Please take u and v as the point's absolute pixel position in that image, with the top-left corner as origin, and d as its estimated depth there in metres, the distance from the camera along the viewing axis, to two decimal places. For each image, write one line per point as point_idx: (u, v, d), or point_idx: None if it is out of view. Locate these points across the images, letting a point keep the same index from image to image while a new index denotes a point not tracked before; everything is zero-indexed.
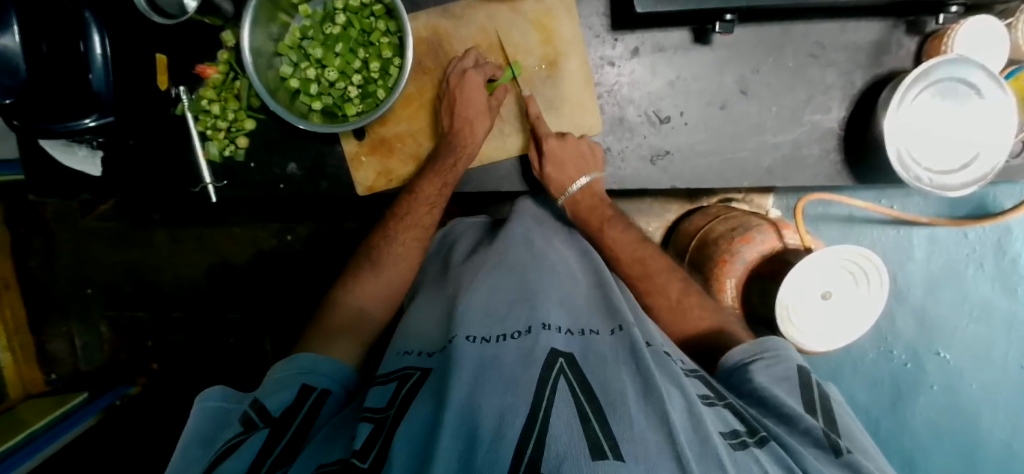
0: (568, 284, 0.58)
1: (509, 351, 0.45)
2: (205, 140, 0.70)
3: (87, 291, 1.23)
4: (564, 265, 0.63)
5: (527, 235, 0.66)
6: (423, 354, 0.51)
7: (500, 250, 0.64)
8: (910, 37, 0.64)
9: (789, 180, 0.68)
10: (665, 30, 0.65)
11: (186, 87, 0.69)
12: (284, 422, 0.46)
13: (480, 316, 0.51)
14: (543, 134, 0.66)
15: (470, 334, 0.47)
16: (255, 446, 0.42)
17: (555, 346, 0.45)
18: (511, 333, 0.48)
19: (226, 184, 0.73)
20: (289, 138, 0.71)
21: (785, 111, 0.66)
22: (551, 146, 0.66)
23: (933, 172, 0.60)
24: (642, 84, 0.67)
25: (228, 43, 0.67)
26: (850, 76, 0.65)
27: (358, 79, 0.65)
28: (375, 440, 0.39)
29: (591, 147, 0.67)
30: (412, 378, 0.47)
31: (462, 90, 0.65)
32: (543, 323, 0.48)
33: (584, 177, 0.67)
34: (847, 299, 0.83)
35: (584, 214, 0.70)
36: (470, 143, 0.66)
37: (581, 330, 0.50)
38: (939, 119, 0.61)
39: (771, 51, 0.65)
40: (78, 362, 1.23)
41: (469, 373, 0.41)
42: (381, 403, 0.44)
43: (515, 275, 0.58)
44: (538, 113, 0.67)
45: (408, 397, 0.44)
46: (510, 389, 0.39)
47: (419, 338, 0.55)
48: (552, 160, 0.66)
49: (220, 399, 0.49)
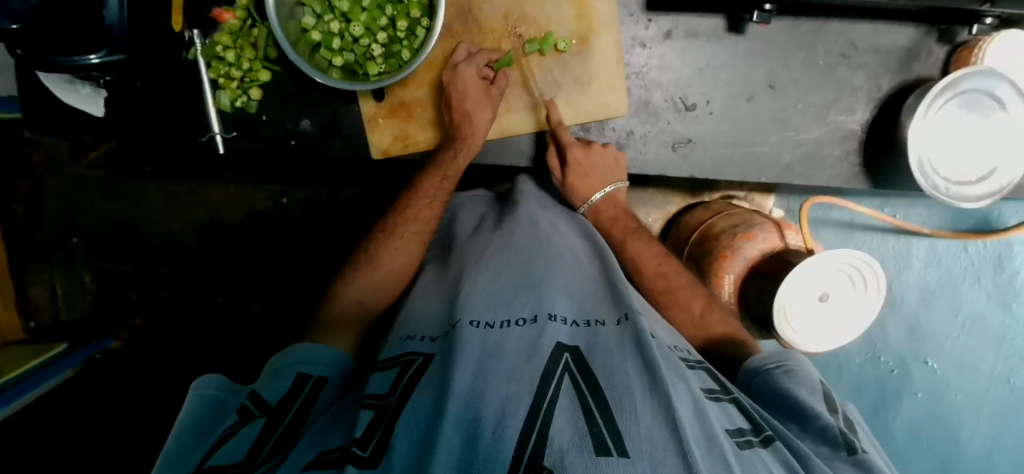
0: (577, 276, 0.58)
1: (513, 338, 0.44)
2: (217, 88, 0.68)
3: (73, 240, 1.19)
4: (570, 252, 0.62)
5: (533, 219, 0.65)
6: (427, 339, 0.50)
7: (506, 231, 0.63)
8: (940, 45, 0.64)
9: (806, 179, 0.68)
10: (700, 15, 0.64)
11: (200, 31, 0.65)
12: (281, 411, 0.45)
13: (488, 302, 0.50)
14: (566, 142, 0.66)
15: (474, 319, 0.47)
16: (249, 438, 0.41)
17: (561, 340, 0.45)
18: (517, 320, 0.47)
19: (234, 135, 0.71)
20: (304, 92, 0.69)
21: (810, 109, 0.66)
22: (575, 156, 0.66)
23: (950, 182, 0.61)
24: (671, 69, 0.66)
25: None
26: (878, 79, 0.65)
27: (383, 37, 0.63)
28: (376, 428, 0.38)
29: (612, 158, 0.67)
30: (415, 364, 0.46)
31: (455, 84, 0.64)
32: (549, 313, 0.48)
33: (606, 188, 0.68)
34: (840, 303, 0.85)
35: (606, 225, 0.71)
36: (472, 134, 0.65)
37: (586, 322, 0.50)
38: (961, 129, 0.61)
39: (803, 47, 0.64)
40: (59, 312, 1.21)
41: (472, 358, 0.41)
42: (382, 389, 0.43)
43: (523, 258, 0.58)
44: (560, 120, 0.66)
45: (413, 379, 0.43)
46: (515, 377, 0.39)
47: (424, 322, 0.54)
48: (576, 170, 0.66)
49: (217, 388, 0.49)
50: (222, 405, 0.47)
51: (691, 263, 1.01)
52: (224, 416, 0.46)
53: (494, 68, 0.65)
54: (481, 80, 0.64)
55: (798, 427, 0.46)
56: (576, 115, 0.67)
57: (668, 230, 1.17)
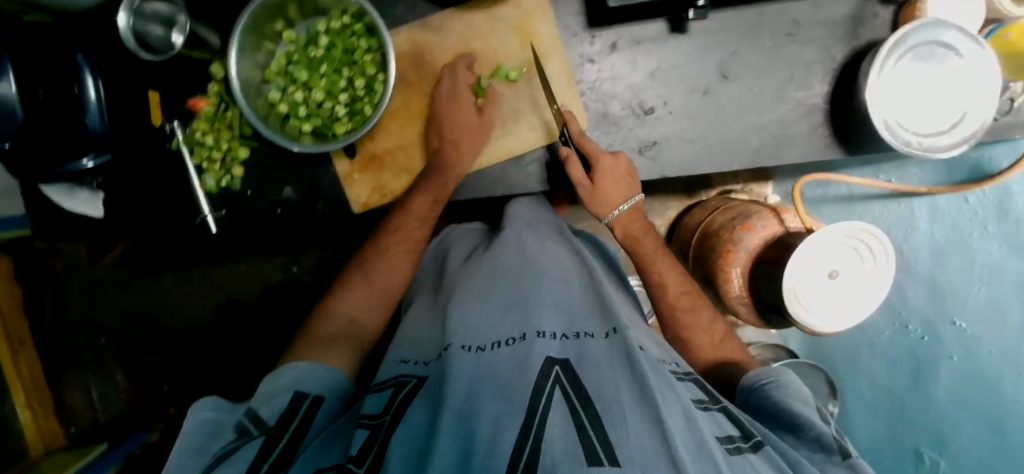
0: (563, 290, 0.57)
1: (503, 359, 0.45)
2: (201, 172, 0.71)
3: (102, 341, 1.24)
4: (557, 268, 0.60)
5: (520, 241, 0.64)
6: (421, 363, 0.50)
7: (493, 257, 0.62)
8: (884, 7, 0.65)
9: (780, 159, 0.68)
10: (640, 22, 0.66)
11: (179, 121, 0.70)
12: (279, 429, 0.44)
13: (476, 326, 0.50)
14: (595, 153, 0.63)
15: (465, 344, 0.47)
16: (249, 455, 0.41)
17: (550, 354, 0.45)
18: (506, 340, 0.48)
19: (224, 213, 0.73)
20: (284, 163, 0.71)
21: (768, 91, 0.67)
22: (603, 164, 0.63)
23: (920, 136, 0.61)
24: (624, 78, 0.67)
25: (217, 76, 0.68)
26: (829, 50, 0.66)
27: (345, 98, 0.65)
28: (372, 444, 0.39)
29: (630, 170, 0.64)
30: (408, 385, 0.46)
31: (445, 107, 0.65)
32: (537, 330, 0.48)
33: (634, 198, 0.65)
34: (852, 278, 0.83)
35: (634, 238, 0.68)
36: (459, 160, 0.65)
37: (575, 334, 0.49)
38: (924, 82, 0.61)
39: (747, 34, 0.66)
40: (97, 414, 1.25)
41: (463, 381, 0.41)
42: (377, 408, 0.44)
43: (508, 282, 0.57)
44: (581, 131, 0.64)
45: (406, 400, 0.44)
46: (504, 395, 0.39)
47: (415, 347, 0.54)
48: (607, 176, 0.63)
49: (216, 410, 0.49)
50: (218, 426, 0.47)
51: (697, 264, 1.01)
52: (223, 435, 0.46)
53: (480, 87, 0.67)
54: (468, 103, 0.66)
55: (795, 437, 0.47)
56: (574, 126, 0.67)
57: (671, 236, 1.16)
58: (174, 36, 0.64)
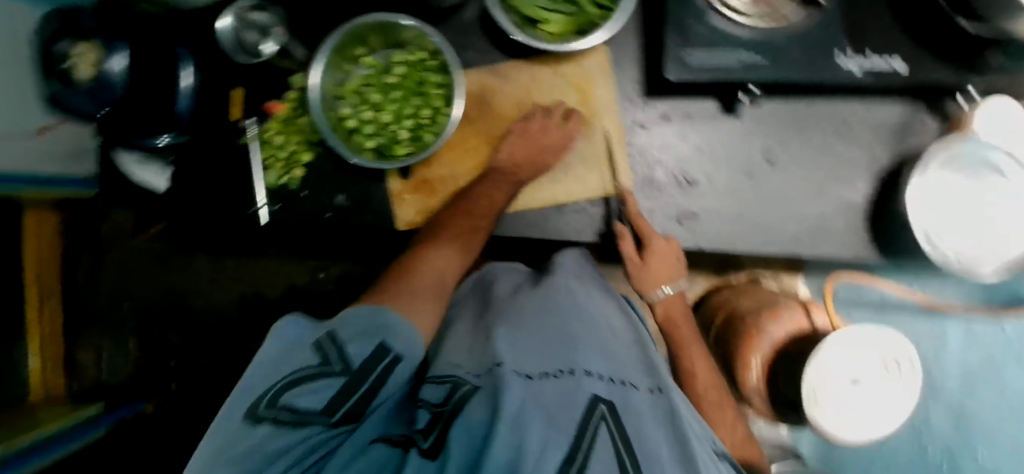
0: (610, 338, 0.59)
1: (551, 388, 0.46)
2: (265, 168, 0.76)
3: (125, 308, 1.29)
4: (605, 319, 0.62)
5: (568, 285, 0.64)
6: (469, 374, 0.50)
7: (546, 288, 0.64)
8: (933, 118, 0.67)
9: (815, 251, 0.69)
10: (694, 99, 0.69)
11: (257, 119, 0.75)
12: (361, 376, 0.45)
13: (521, 354, 0.52)
14: (648, 234, 0.67)
15: (516, 368, 0.48)
16: (328, 394, 0.43)
17: (597, 392, 0.47)
18: (554, 372, 0.49)
19: (278, 208, 0.77)
20: (342, 173, 0.75)
21: (811, 183, 0.69)
22: (657, 248, 0.67)
23: (963, 251, 0.61)
24: (672, 148, 0.69)
25: (296, 85, 0.73)
26: (875, 153, 0.68)
27: (409, 123, 0.70)
28: (435, 426, 0.44)
29: (680, 256, 0.69)
30: (464, 387, 0.48)
31: (531, 130, 0.68)
32: (585, 369, 0.50)
33: (667, 287, 0.70)
34: (878, 390, 0.80)
35: (671, 323, 0.72)
36: (523, 170, 0.68)
37: (620, 381, 0.51)
38: (968, 196, 0.61)
39: (797, 126, 0.68)
40: (101, 374, 1.29)
41: (516, 397, 0.42)
42: (438, 399, 0.48)
43: (559, 321, 0.58)
44: (637, 211, 0.68)
45: (462, 398, 0.46)
46: (551, 423, 0.41)
47: (464, 354, 0.55)
48: (653, 257, 0.67)
49: (297, 330, 0.47)
50: (299, 345, 0.45)
51: (717, 345, 1.02)
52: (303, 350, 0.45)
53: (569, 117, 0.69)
54: (553, 125, 0.68)
55: None
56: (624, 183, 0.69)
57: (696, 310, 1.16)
58: (267, 46, 0.69)
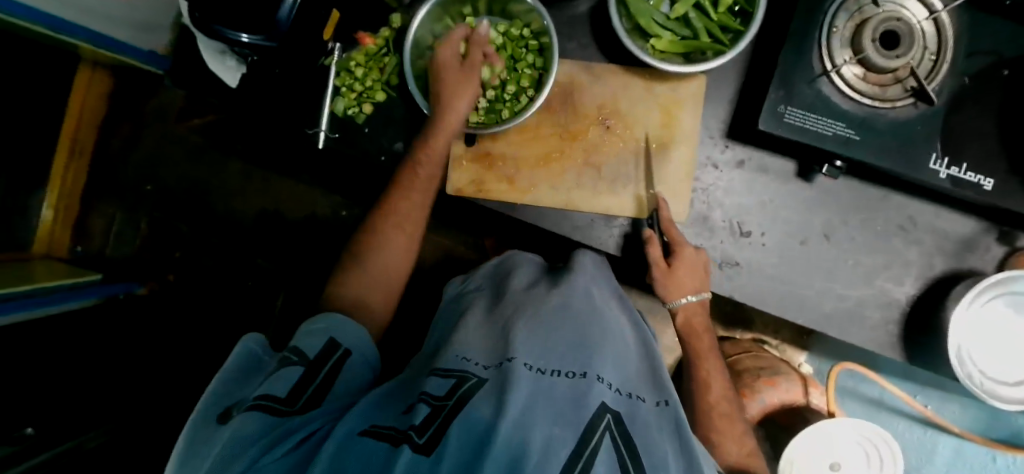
0: (622, 348, 0.59)
1: (562, 387, 0.46)
2: (336, 94, 0.76)
3: (146, 188, 1.29)
4: (619, 329, 0.63)
5: (588, 291, 0.66)
6: (480, 365, 0.52)
7: (562, 293, 0.64)
8: (999, 245, 0.67)
9: (843, 333, 0.69)
10: (773, 155, 0.69)
11: (342, 45, 0.76)
12: (317, 365, 0.49)
13: (537, 348, 0.52)
14: (680, 241, 0.65)
15: (527, 362, 0.49)
16: (291, 379, 0.45)
17: (606, 400, 0.46)
18: (566, 372, 0.49)
19: (336, 137, 0.76)
20: (409, 121, 0.76)
21: (860, 268, 0.68)
22: (685, 255, 0.65)
23: (986, 375, 0.62)
24: (735, 194, 0.69)
25: (393, 24, 0.74)
26: (931, 259, 0.68)
27: (490, 94, 0.71)
28: (434, 419, 0.41)
29: (707, 266, 0.66)
30: (470, 381, 0.48)
31: (443, 70, 0.66)
32: (598, 375, 0.50)
33: (698, 293, 0.66)
34: None
35: (692, 333, 0.70)
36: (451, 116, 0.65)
37: (629, 393, 0.51)
38: (1004, 327, 0.63)
39: (865, 210, 0.68)
40: (106, 246, 1.29)
41: (523, 395, 0.43)
42: (441, 392, 0.46)
43: (577, 324, 0.58)
44: (669, 218, 0.67)
45: (469, 393, 0.45)
46: (559, 421, 0.41)
47: (476, 349, 0.56)
48: (682, 264, 0.65)
49: (257, 346, 0.52)
50: (254, 364, 0.50)
51: None
52: (259, 369, 0.50)
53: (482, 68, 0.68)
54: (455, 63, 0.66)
55: None
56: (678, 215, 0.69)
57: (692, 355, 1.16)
58: None
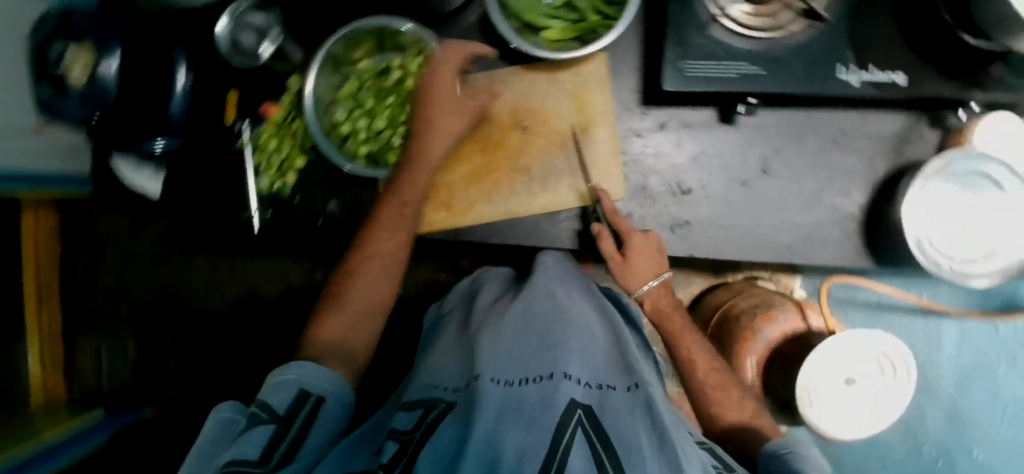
0: (590, 338, 0.57)
1: (530, 395, 0.46)
2: (258, 173, 0.74)
3: (123, 310, 1.29)
4: (585, 323, 0.60)
5: (550, 288, 0.63)
6: (450, 388, 0.52)
7: (524, 299, 0.62)
8: (933, 130, 0.67)
9: (809, 259, 0.69)
10: (692, 108, 0.68)
11: (250, 122, 0.74)
12: (287, 421, 0.50)
13: (502, 361, 0.52)
14: (628, 229, 0.64)
15: (494, 376, 0.49)
16: (262, 440, 0.47)
17: (575, 397, 0.47)
18: (534, 378, 0.49)
19: (270, 213, 0.75)
20: (334, 178, 0.73)
21: (806, 192, 0.68)
22: (635, 243, 0.64)
23: (955, 260, 0.62)
24: (667, 157, 0.69)
25: (292, 87, 0.72)
26: (872, 163, 0.68)
27: (402, 131, 0.70)
28: (400, 458, 0.44)
29: (660, 247, 0.65)
30: (437, 408, 0.49)
31: (434, 95, 0.65)
32: (565, 372, 0.49)
33: (655, 279, 0.66)
34: (871, 388, 0.81)
35: (663, 313, 0.69)
36: (431, 143, 0.65)
37: (599, 384, 0.51)
38: (963, 208, 0.63)
39: (794, 135, 0.68)
40: (101, 380, 1.27)
41: (492, 410, 0.43)
42: (406, 426, 0.49)
43: (541, 325, 0.57)
44: (611, 207, 0.65)
45: (436, 421, 0.47)
46: (531, 428, 0.42)
47: (444, 372, 0.57)
48: (633, 255, 0.64)
49: (230, 412, 0.57)
50: (228, 429, 0.55)
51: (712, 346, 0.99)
52: (229, 436, 0.54)
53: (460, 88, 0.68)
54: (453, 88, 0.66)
55: None
56: (618, 191, 0.69)
57: (691, 312, 1.16)
58: (262, 47, 0.69)
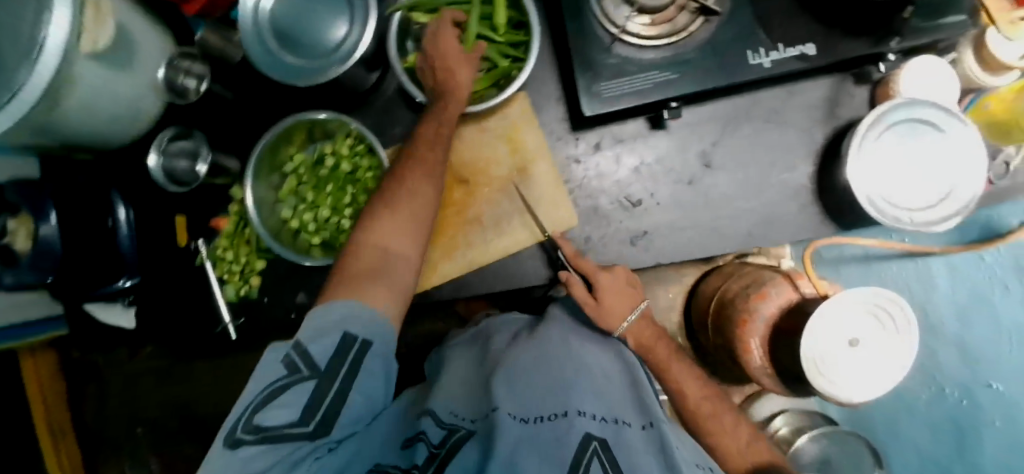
0: (601, 373, 0.58)
1: (545, 432, 0.48)
2: (223, 284, 0.75)
3: (138, 430, 1.22)
4: (600, 369, 0.59)
5: (564, 338, 0.62)
6: (468, 419, 0.55)
7: (540, 332, 0.63)
8: (859, 86, 0.68)
9: (773, 239, 0.69)
10: (621, 122, 0.69)
11: (204, 238, 0.76)
12: (331, 376, 0.49)
13: (520, 394, 0.54)
14: (594, 271, 0.64)
15: (512, 411, 0.51)
16: (304, 400, 0.48)
17: (590, 429, 0.48)
18: (549, 415, 0.50)
19: (242, 320, 0.76)
20: (296, 271, 0.75)
21: (753, 176, 0.69)
22: (605, 283, 0.64)
23: (912, 211, 0.62)
24: (610, 174, 0.70)
25: (237, 197, 0.74)
26: (809, 132, 0.69)
27: (350, 212, 0.71)
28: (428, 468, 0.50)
29: (631, 281, 0.65)
30: (459, 433, 0.53)
31: (438, 46, 0.61)
32: (578, 409, 0.50)
33: (634, 311, 0.65)
34: (874, 347, 0.79)
35: (648, 345, 0.66)
36: (459, 89, 0.61)
37: (614, 419, 0.51)
38: (905, 155, 0.63)
39: (726, 125, 0.69)
40: None
41: (510, 444, 0.46)
42: (436, 437, 0.53)
43: (555, 356, 0.58)
44: (573, 252, 0.66)
45: (460, 442, 0.52)
46: (547, 462, 0.46)
47: (462, 399, 0.59)
48: (607, 293, 0.64)
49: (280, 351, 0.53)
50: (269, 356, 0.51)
51: (716, 335, 0.98)
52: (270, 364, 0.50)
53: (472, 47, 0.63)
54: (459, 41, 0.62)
55: None
56: (566, 221, 0.68)
57: (688, 301, 1.14)
58: (199, 167, 0.70)
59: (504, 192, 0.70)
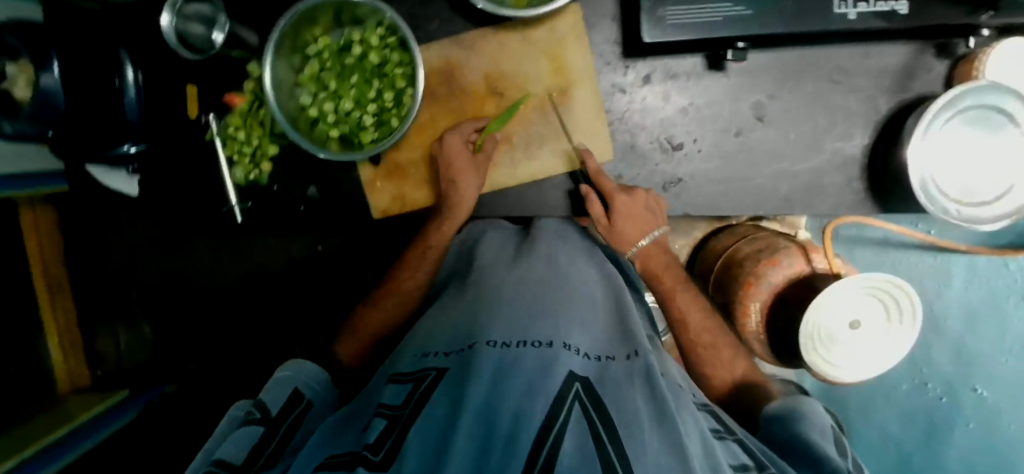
0: (590, 310, 0.54)
1: (527, 357, 0.42)
2: (231, 165, 0.71)
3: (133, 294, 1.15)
4: (587, 289, 0.58)
5: (550, 252, 0.61)
6: (440, 354, 0.48)
7: (523, 264, 0.59)
8: (940, 60, 0.62)
9: (810, 208, 0.66)
10: (676, 56, 0.64)
11: (215, 113, 0.71)
12: (278, 421, 0.50)
13: (501, 322, 0.48)
14: (610, 191, 0.63)
15: (492, 339, 0.46)
16: (250, 439, 0.46)
17: (573, 368, 0.43)
18: (533, 342, 0.45)
19: (250, 205, 0.73)
20: (310, 161, 0.72)
21: (805, 138, 0.65)
22: (621, 204, 0.63)
23: (961, 204, 0.58)
24: (654, 111, 0.65)
25: (254, 74, 0.69)
26: (874, 101, 0.63)
27: (373, 108, 0.66)
28: (388, 435, 0.39)
29: (650, 203, 0.64)
30: (429, 378, 0.44)
31: (445, 155, 0.64)
32: (565, 342, 0.46)
33: (647, 236, 0.64)
34: (873, 334, 0.78)
35: (653, 272, 0.67)
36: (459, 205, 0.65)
37: (598, 356, 0.48)
38: (967, 146, 0.59)
39: (789, 78, 0.63)
40: None
41: (488, 376, 0.40)
42: (397, 399, 0.43)
43: (543, 289, 0.54)
44: (596, 169, 0.64)
45: (428, 390, 0.43)
46: (530, 391, 0.38)
47: (435, 334, 0.52)
48: (623, 214, 0.63)
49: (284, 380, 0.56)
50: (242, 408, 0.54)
51: (717, 289, 0.96)
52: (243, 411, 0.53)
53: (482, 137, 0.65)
54: (467, 150, 0.64)
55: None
56: (604, 149, 0.66)
57: (692, 257, 1.13)
58: (216, 34, 0.65)
59: (541, 114, 0.66)
